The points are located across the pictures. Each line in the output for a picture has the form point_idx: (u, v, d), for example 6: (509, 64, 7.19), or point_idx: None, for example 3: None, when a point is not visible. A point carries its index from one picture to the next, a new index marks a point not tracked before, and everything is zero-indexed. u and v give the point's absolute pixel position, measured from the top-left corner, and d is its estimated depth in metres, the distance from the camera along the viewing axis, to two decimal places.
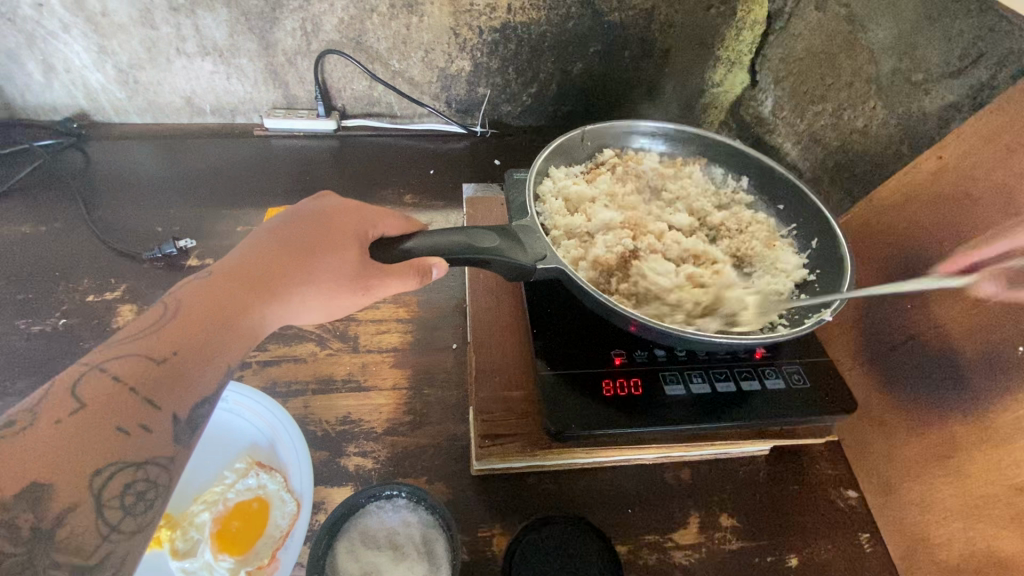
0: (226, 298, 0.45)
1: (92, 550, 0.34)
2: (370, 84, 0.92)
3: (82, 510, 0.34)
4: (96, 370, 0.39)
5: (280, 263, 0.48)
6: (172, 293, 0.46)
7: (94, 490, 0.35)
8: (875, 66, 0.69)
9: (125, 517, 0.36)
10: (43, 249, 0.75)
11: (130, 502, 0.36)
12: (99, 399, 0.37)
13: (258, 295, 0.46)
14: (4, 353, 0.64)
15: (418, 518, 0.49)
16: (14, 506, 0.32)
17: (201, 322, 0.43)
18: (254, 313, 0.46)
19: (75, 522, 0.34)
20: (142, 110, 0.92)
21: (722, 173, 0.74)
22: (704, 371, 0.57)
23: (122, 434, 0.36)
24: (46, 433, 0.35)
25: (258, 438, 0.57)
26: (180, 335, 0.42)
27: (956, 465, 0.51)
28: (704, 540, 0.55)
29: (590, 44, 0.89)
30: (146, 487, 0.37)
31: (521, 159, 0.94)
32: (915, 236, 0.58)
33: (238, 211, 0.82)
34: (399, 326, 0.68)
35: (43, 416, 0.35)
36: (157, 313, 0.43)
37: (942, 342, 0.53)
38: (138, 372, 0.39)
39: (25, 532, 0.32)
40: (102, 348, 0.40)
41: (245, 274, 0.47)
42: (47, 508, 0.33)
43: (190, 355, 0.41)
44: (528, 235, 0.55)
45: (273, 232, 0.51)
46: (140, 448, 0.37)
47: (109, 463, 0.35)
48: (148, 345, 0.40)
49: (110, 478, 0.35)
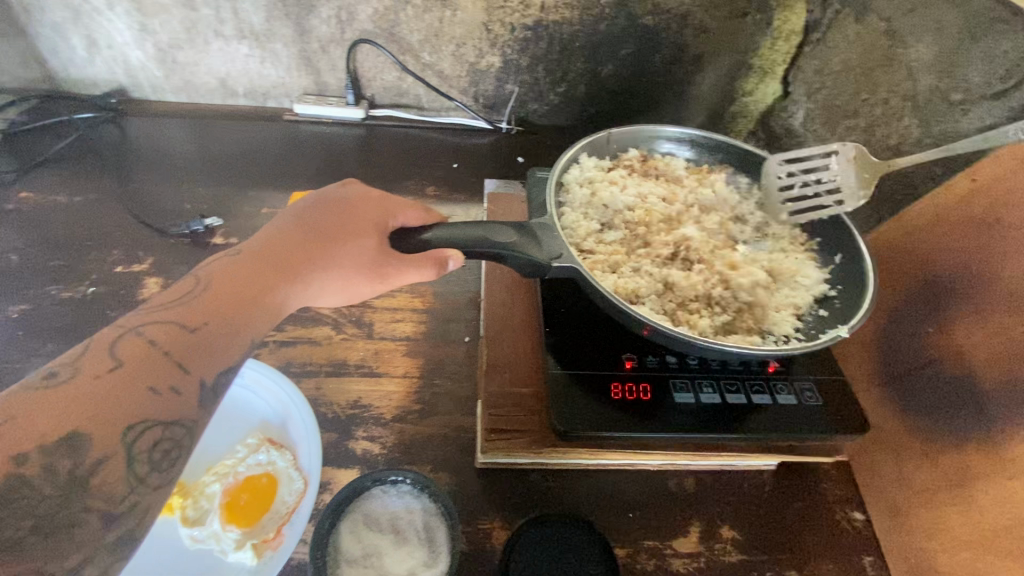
0: (255, 277, 0.47)
1: (121, 499, 0.36)
2: (400, 75, 0.93)
3: (115, 461, 0.35)
4: (133, 333, 0.40)
5: (305, 248, 0.50)
6: (201, 268, 0.47)
7: (125, 443, 0.36)
8: (912, 83, 0.68)
9: (152, 472, 0.37)
10: (76, 218, 0.78)
11: (157, 458, 0.37)
12: (135, 359, 0.39)
13: (281, 277, 0.48)
14: (35, 316, 0.67)
15: (421, 505, 0.50)
16: (57, 450, 0.34)
17: (232, 297, 0.45)
18: (279, 295, 0.47)
19: (108, 471, 0.35)
20: (177, 88, 0.94)
21: (748, 182, 0.73)
22: (714, 381, 0.56)
23: (153, 393, 0.38)
24: (87, 386, 0.36)
25: (269, 415, 0.58)
26: (213, 307, 0.44)
27: (970, 495, 0.50)
28: (703, 550, 0.55)
29: (622, 46, 0.88)
30: (172, 447, 0.38)
31: (545, 158, 0.94)
32: (940, 259, 0.57)
33: (264, 193, 0.84)
34: (414, 315, 0.69)
35: (84, 369, 0.37)
36: (189, 285, 0.45)
37: (964, 369, 0.52)
38: (171, 338, 0.41)
39: (63, 476, 0.34)
40: (137, 314, 0.42)
41: (271, 257, 0.49)
42: (85, 455, 0.34)
43: (220, 327, 0.43)
44: (546, 233, 0.55)
45: (297, 218, 0.52)
46: (170, 407, 0.38)
47: (140, 419, 0.37)
48: (181, 314, 0.42)
49: (141, 433, 0.37)
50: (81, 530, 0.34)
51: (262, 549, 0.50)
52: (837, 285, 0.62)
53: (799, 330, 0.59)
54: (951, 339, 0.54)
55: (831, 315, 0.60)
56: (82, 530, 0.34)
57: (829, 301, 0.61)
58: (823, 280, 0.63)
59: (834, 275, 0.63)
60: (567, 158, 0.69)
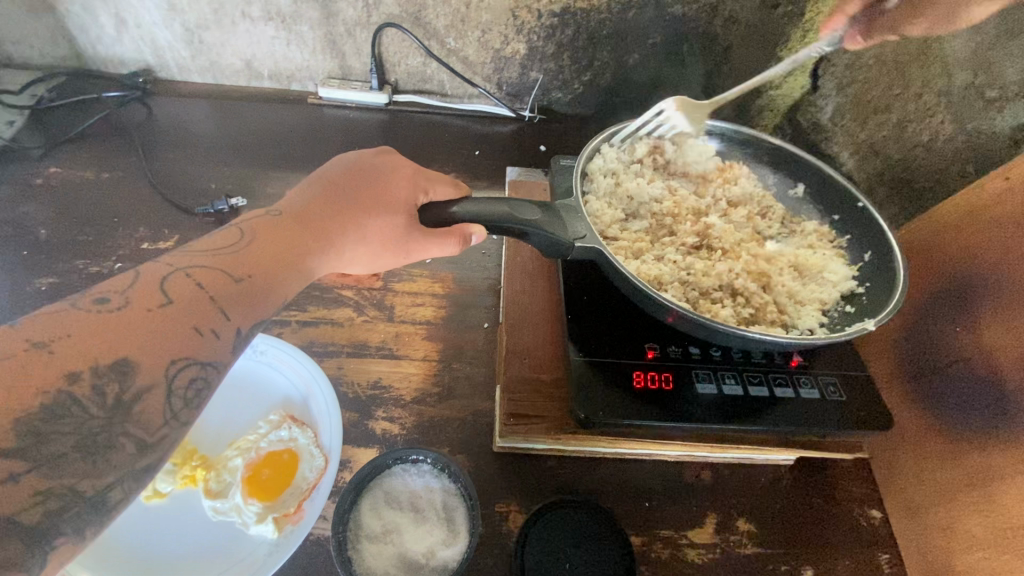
0: (294, 235, 0.48)
1: (156, 430, 0.36)
2: (425, 60, 0.92)
3: (157, 392, 0.36)
4: (181, 274, 0.41)
5: (341, 213, 0.50)
6: (243, 222, 0.48)
7: (167, 376, 0.37)
8: (947, 79, 0.66)
9: (185, 408, 0.37)
10: (103, 194, 0.79)
11: (190, 397, 0.38)
12: (184, 298, 0.40)
13: (319, 237, 0.48)
14: (64, 289, 0.68)
15: (441, 484, 0.51)
16: (106, 373, 0.35)
17: (274, 252, 0.45)
18: (316, 255, 0.48)
19: (150, 401, 0.36)
20: (203, 69, 0.95)
21: (776, 180, 0.73)
22: (737, 373, 0.56)
23: (196, 334, 0.39)
24: (138, 317, 0.38)
25: (292, 393, 0.59)
26: (257, 259, 0.44)
27: (990, 495, 0.49)
28: (718, 541, 0.55)
29: (649, 35, 0.88)
30: (204, 386, 0.39)
31: (567, 148, 0.93)
32: (971, 259, 0.56)
33: (288, 175, 0.84)
34: (435, 300, 0.69)
35: (135, 302, 0.38)
36: (235, 236, 0.46)
37: (991, 369, 0.52)
38: (217, 283, 0.41)
39: (110, 400, 0.35)
40: (184, 255, 0.43)
41: (311, 216, 0.49)
42: (132, 382, 0.36)
43: (262, 280, 0.44)
44: (571, 214, 0.55)
45: (333, 182, 0.53)
46: (208, 349, 0.39)
47: (182, 355, 0.38)
48: (227, 261, 0.43)
49: (182, 368, 0.38)
50: (116, 453, 0.35)
51: (284, 523, 0.50)
52: (865, 282, 0.61)
53: (824, 325, 0.58)
54: (979, 339, 0.53)
55: (857, 312, 0.59)
56: (117, 453, 0.35)
57: (856, 298, 0.60)
58: (850, 277, 0.62)
59: (863, 271, 0.62)
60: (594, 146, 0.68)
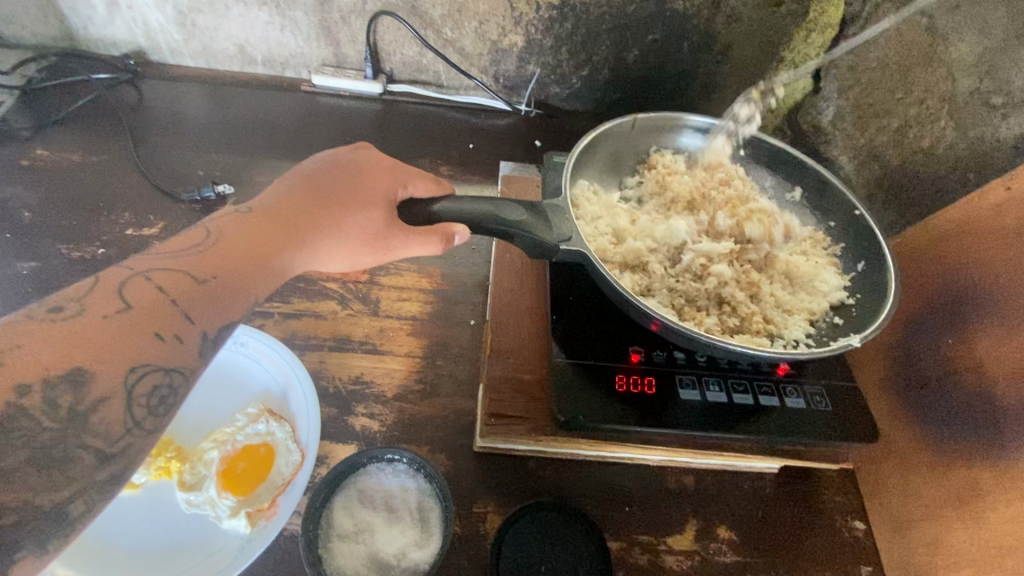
0: (264, 235, 0.47)
1: (116, 439, 0.36)
2: (421, 50, 0.91)
3: (115, 402, 0.36)
4: (141, 277, 0.41)
5: (314, 211, 0.50)
6: (214, 221, 0.48)
7: (127, 385, 0.37)
8: (951, 84, 0.65)
9: (149, 416, 0.37)
10: (89, 178, 0.78)
11: (154, 404, 0.37)
12: (144, 303, 0.39)
13: (291, 238, 0.48)
14: (45, 274, 0.67)
15: (416, 484, 0.50)
16: (59, 384, 0.35)
17: (244, 253, 0.45)
18: (287, 256, 0.47)
19: (108, 410, 0.36)
20: (196, 53, 0.93)
21: (772, 183, 0.71)
22: (722, 380, 0.55)
23: (158, 339, 0.38)
24: (94, 324, 0.37)
25: (271, 386, 0.58)
26: (223, 261, 0.44)
27: (976, 511, 0.49)
28: (698, 549, 0.54)
29: (649, 31, 0.86)
30: (170, 393, 0.38)
31: (563, 143, 0.92)
32: (967, 271, 0.55)
33: (277, 163, 0.83)
34: (421, 296, 0.68)
35: (91, 309, 0.38)
36: (201, 237, 0.45)
37: (984, 385, 0.50)
38: (180, 287, 0.41)
39: (64, 411, 0.35)
40: (147, 258, 0.43)
41: (282, 215, 0.49)
42: (87, 392, 0.35)
43: (229, 281, 0.43)
44: (556, 214, 0.54)
45: (308, 179, 0.52)
46: (171, 354, 0.39)
47: (143, 362, 0.37)
48: (193, 264, 0.43)
49: (142, 376, 0.37)
50: (74, 465, 0.34)
51: (257, 518, 0.50)
52: (856, 294, 0.59)
53: (811, 336, 0.57)
54: (971, 352, 0.52)
55: (845, 324, 0.58)
56: (75, 466, 0.34)
57: (846, 309, 0.59)
58: (842, 287, 0.61)
59: (854, 282, 0.61)
60: (588, 144, 0.67)
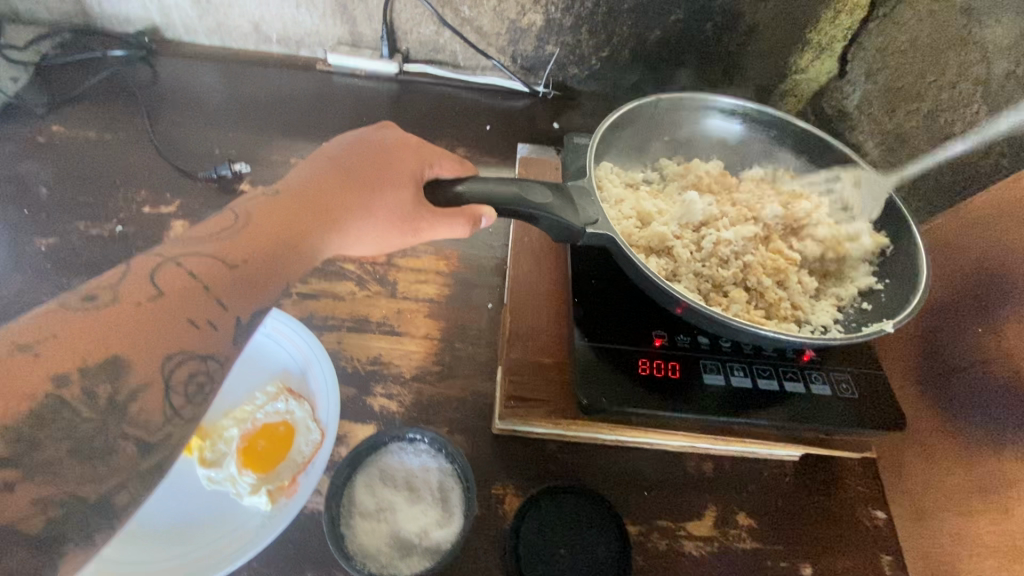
0: (290, 217, 0.46)
1: (157, 428, 0.36)
2: (438, 29, 0.89)
3: (154, 390, 0.36)
4: (172, 264, 0.40)
5: (340, 193, 0.49)
6: (240, 204, 0.47)
7: (164, 373, 0.37)
8: (986, 67, 0.63)
9: (187, 404, 0.37)
10: (106, 156, 0.77)
11: (192, 391, 0.38)
12: (177, 290, 0.39)
13: (317, 220, 0.47)
14: (64, 251, 0.67)
15: (438, 464, 0.50)
16: (97, 373, 0.35)
17: (272, 235, 0.45)
18: (314, 239, 0.47)
19: (147, 400, 0.36)
20: (210, 31, 0.92)
21: (797, 167, 0.70)
22: (747, 365, 0.54)
23: (191, 326, 0.38)
24: (129, 313, 0.37)
25: (290, 365, 0.58)
26: (252, 244, 0.43)
27: (1006, 505, 0.48)
28: (717, 535, 0.54)
29: (672, 11, 0.84)
30: (206, 379, 0.38)
31: (581, 125, 0.90)
32: (998, 259, 0.53)
33: (293, 143, 0.82)
34: (438, 278, 0.68)
35: (125, 297, 0.38)
36: (229, 220, 0.45)
37: (1014, 375, 0.49)
38: (211, 272, 0.41)
39: (102, 401, 0.35)
40: (176, 245, 0.42)
41: (308, 196, 0.48)
42: (124, 381, 0.35)
43: (259, 265, 0.43)
44: (584, 197, 0.53)
45: (333, 162, 0.52)
46: (206, 342, 0.39)
47: (179, 350, 0.37)
48: (222, 248, 0.42)
49: (178, 364, 0.37)
50: (117, 456, 0.35)
51: (277, 495, 0.50)
52: (884, 279, 0.58)
53: (839, 322, 0.57)
54: (1001, 341, 0.51)
55: (874, 310, 0.57)
56: (117, 457, 0.35)
57: (874, 296, 0.58)
58: (869, 272, 0.60)
59: (882, 267, 0.60)
60: (610, 127, 0.65)
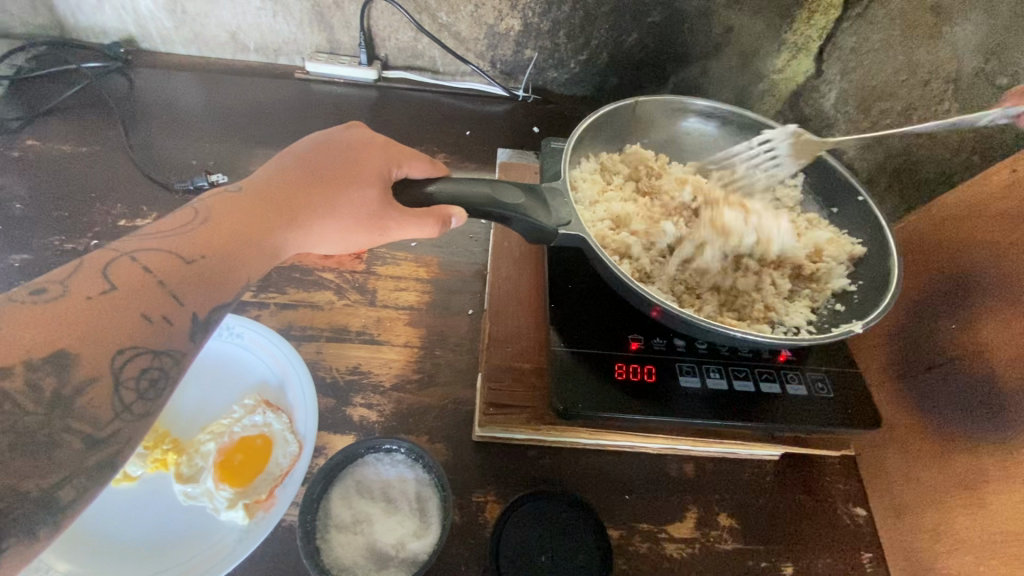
0: (253, 215, 0.46)
1: (106, 424, 0.36)
2: (416, 35, 0.89)
3: (102, 384, 0.36)
4: (126, 258, 0.40)
5: (306, 192, 0.49)
6: (202, 201, 0.47)
7: (114, 369, 0.36)
8: (956, 65, 0.63)
9: (139, 400, 0.37)
10: (81, 169, 0.77)
11: (143, 387, 0.37)
12: (131, 284, 0.39)
13: (282, 220, 0.47)
14: (38, 266, 0.66)
15: (415, 475, 0.50)
16: (42, 366, 0.34)
17: (233, 235, 0.44)
18: (277, 239, 0.46)
19: (94, 394, 0.35)
20: (187, 41, 0.91)
21: None
22: (722, 367, 0.55)
23: (145, 321, 0.38)
24: (80, 306, 0.37)
25: (268, 377, 0.58)
26: (211, 241, 0.43)
27: (979, 496, 0.48)
28: (698, 536, 0.54)
29: (649, 14, 0.85)
30: (159, 376, 0.38)
31: (561, 130, 0.91)
32: (970, 256, 0.54)
33: (271, 152, 0.82)
34: (419, 285, 0.68)
35: (75, 290, 0.37)
36: (189, 217, 0.45)
37: (988, 371, 0.50)
38: (167, 267, 0.41)
39: (47, 394, 0.34)
40: (133, 239, 0.42)
41: (272, 193, 0.48)
42: (71, 375, 0.35)
43: (218, 262, 0.43)
44: (554, 197, 0.54)
45: (300, 159, 0.51)
46: (159, 337, 0.38)
47: (130, 344, 0.37)
48: (178, 244, 0.42)
49: (128, 359, 0.37)
50: (61, 450, 0.34)
51: (254, 509, 0.49)
52: (858, 281, 0.59)
53: (812, 323, 0.57)
54: (976, 335, 0.51)
55: (846, 312, 0.57)
56: (62, 450, 0.34)
57: (848, 297, 0.58)
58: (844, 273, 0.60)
59: (856, 269, 0.60)
60: (585, 129, 0.66)
